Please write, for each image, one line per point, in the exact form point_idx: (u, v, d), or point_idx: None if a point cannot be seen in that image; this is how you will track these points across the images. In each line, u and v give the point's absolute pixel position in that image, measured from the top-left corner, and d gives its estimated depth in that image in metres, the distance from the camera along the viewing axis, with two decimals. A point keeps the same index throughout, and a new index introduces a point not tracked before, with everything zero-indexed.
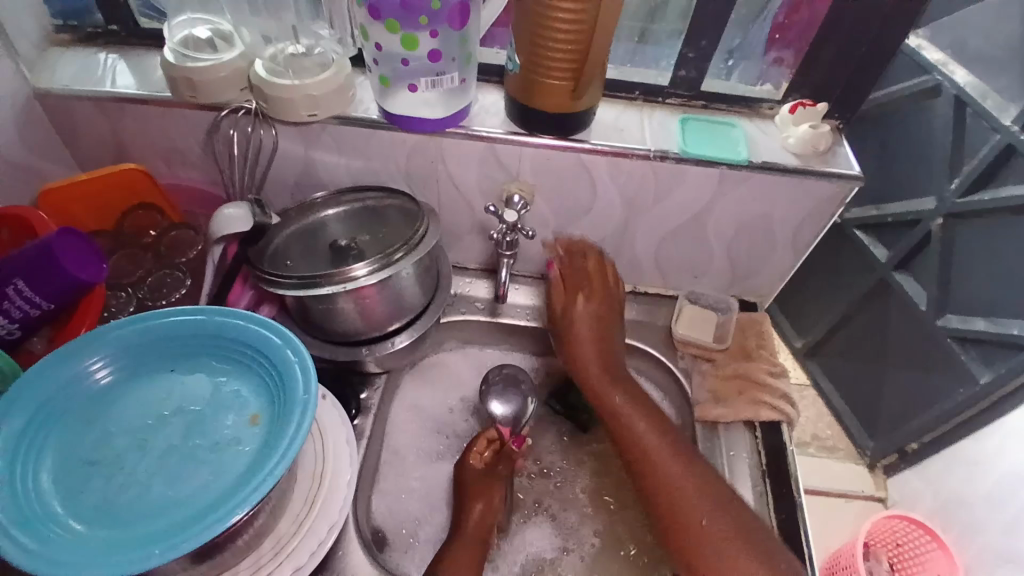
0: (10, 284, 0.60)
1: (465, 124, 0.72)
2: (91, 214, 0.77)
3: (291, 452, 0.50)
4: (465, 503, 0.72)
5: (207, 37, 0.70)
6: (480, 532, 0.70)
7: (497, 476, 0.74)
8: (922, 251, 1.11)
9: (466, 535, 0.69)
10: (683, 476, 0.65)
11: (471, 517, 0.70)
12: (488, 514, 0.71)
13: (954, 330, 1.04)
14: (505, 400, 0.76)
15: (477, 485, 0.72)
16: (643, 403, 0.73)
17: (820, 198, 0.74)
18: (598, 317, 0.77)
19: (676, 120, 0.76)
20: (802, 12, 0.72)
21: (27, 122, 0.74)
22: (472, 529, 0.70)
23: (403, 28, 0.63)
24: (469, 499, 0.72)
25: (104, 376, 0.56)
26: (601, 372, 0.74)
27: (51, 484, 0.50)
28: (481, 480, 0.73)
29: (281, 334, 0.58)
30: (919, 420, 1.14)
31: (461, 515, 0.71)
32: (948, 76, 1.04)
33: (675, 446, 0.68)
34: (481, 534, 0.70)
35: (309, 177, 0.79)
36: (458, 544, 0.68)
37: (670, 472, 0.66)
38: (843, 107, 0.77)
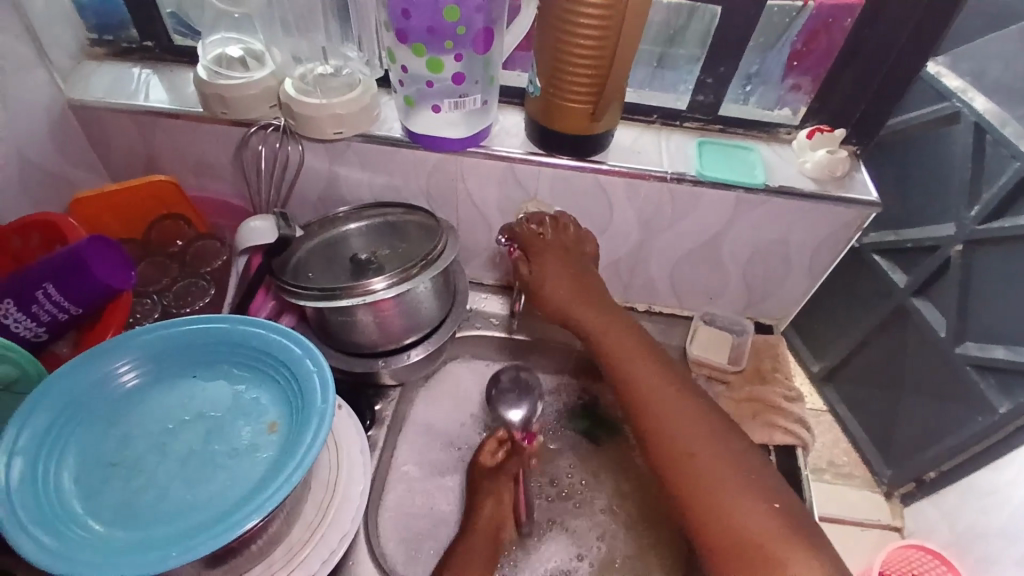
0: (40, 288, 0.61)
1: (485, 144, 0.74)
2: (120, 223, 0.80)
3: (307, 461, 0.51)
4: (477, 502, 0.72)
5: (239, 56, 0.73)
6: (488, 533, 0.70)
7: (504, 478, 0.73)
8: (941, 277, 1.08)
9: (475, 535, 0.69)
10: (684, 417, 0.63)
11: (480, 517, 0.70)
12: (497, 515, 0.72)
13: (973, 359, 1.02)
14: (519, 404, 0.80)
15: (488, 486, 0.72)
16: (637, 342, 0.70)
17: (836, 223, 0.74)
18: (588, 294, 0.74)
19: (693, 143, 0.77)
20: (820, 41, 0.72)
21: (62, 132, 0.77)
22: (480, 533, 0.70)
23: (429, 51, 0.65)
24: (479, 501, 0.72)
25: (128, 380, 0.58)
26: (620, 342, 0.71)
27: (72, 484, 0.52)
28: (489, 479, 0.73)
29: (302, 345, 0.59)
30: (937, 450, 1.10)
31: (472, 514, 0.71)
32: (967, 103, 1.01)
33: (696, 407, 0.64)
34: (488, 539, 0.70)
35: (332, 192, 0.81)
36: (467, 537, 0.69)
37: (669, 411, 0.63)
38: (861, 132, 0.77)
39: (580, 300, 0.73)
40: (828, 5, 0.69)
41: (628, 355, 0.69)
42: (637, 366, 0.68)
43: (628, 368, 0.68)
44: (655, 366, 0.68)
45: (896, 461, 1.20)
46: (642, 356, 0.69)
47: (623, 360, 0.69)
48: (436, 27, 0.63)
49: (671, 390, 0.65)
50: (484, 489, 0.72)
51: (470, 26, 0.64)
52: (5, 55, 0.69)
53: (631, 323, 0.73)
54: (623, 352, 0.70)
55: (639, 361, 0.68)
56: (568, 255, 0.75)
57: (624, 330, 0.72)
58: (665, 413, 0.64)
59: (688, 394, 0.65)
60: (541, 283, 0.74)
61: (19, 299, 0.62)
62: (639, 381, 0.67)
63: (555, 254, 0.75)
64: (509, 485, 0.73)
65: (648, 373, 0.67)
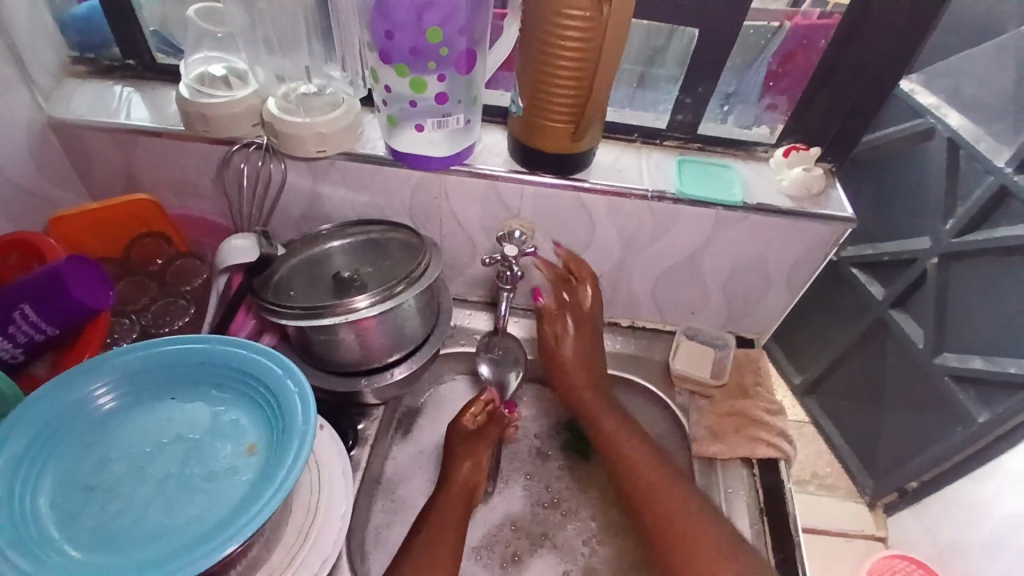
0: (16, 309, 0.60)
1: (469, 162, 0.74)
2: (100, 241, 0.79)
3: (289, 483, 0.50)
4: (454, 460, 0.74)
5: (222, 74, 0.73)
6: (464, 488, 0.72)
7: (485, 439, 0.76)
8: (918, 290, 1.10)
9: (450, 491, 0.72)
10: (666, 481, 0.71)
11: (458, 474, 0.73)
12: (476, 472, 0.74)
13: (953, 370, 1.04)
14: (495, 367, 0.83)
15: (470, 443, 0.75)
16: (619, 415, 0.78)
17: (814, 239, 0.76)
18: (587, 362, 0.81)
19: (673, 161, 0.79)
20: (798, 60, 0.74)
21: (41, 150, 0.76)
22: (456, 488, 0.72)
23: (412, 72, 0.66)
24: (459, 459, 0.74)
25: (106, 402, 0.57)
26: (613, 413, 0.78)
27: (48, 507, 0.51)
28: (470, 440, 0.75)
29: (283, 365, 0.59)
30: (919, 460, 1.11)
31: (450, 470, 0.73)
32: (941, 119, 1.04)
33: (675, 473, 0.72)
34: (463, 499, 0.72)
35: (315, 210, 0.81)
36: (446, 497, 0.71)
37: (653, 476, 0.71)
38: (836, 150, 0.80)
39: (578, 374, 0.80)
40: (804, 26, 0.71)
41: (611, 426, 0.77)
42: (616, 434, 0.76)
43: (612, 436, 0.76)
44: (632, 434, 0.76)
45: (879, 472, 1.21)
46: (625, 427, 0.76)
47: (605, 429, 0.77)
48: (419, 47, 0.64)
49: (648, 455, 0.73)
50: (464, 452, 0.74)
51: (452, 47, 0.65)
52: None
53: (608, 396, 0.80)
54: (606, 423, 0.77)
55: (622, 430, 0.76)
56: (579, 328, 0.82)
57: (604, 402, 0.79)
58: (643, 477, 0.71)
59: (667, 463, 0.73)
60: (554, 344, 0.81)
61: None
62: (620, 449, 0.74)
63: (569, 331, 0.82)
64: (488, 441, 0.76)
65: (631, 443, 0.75)
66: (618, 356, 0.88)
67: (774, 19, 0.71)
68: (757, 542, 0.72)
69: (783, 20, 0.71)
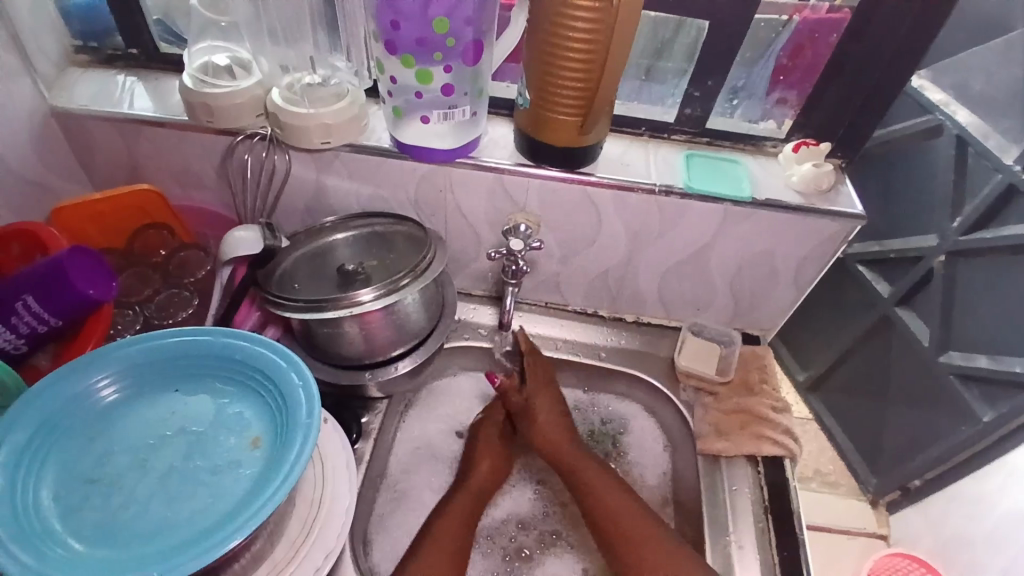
0: (20, 299, 0.60)
1: (475, 155, 0.73)
2: (103, 232, 0.79)
3: (291, 479, 0.50)
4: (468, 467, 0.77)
5: (225, 64, 0.72)
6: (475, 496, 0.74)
7: (491, 453, 0.78)
8: (924, 288, 1.09)
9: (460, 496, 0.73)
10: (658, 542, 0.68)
11: (474, 478, 0.75)
12: (490, 479, 0.76)
13: (958, 368, 1.03)
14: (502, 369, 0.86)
15: (482, 451, 0.78)
16: (599, 467, 0.75)
17: (822, 236, 0.75)
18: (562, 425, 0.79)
19: (681, 156, 0.78)
20: (806, 54, 0.73)
21: (44, 140, 0.76)
22: (468, 497, 0.74)
23: (418, 62, 0.65)
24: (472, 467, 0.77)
25: (109, 394, 0.56)
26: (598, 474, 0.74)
27: (51, 501, 0.50)
28: (490, 447, 0.79)
29: (287, 358, 0.58)
30: (922, 458, 1.11)
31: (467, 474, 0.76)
32: (950, 116, 1.02)
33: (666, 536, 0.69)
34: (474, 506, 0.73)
35: (320, 202, 0.81)
36: (458, 496, 0.73)
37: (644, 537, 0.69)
38: (846, 146, 0.79)
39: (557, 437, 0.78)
40: (812, 19, 0.70)
41: (594, 478, 0.74)
42: (600, 486, 0.73)
43: (595, 490, 0.73)
44: (613, 487, 0.73)
45: (882, 470, 1.21)
46: (607, 479, 0.74)
47: (588, 485, 0.74)
48: (425, 38, 0.63)
49: (633, 507, 0.71)
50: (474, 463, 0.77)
51: (459, 38, 0.64)
52: None
53: (585, 450, 0.77)
54: (590, 478, 0.74)
55: (604, 483, 0.73)
56: (549, 388, 0.81)
57: (582, 457, 0.76)
58: (631, 532, 0.69)
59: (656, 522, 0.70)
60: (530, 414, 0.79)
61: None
62: (603, 502, 0.72)
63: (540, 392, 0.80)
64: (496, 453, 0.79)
65: (616, 496, 0.72)
66: (623, 352, 0.88)
67: (783, 12, 0.70)
68: (760, 540, 0.71)
69: (791, 13, 0.70)
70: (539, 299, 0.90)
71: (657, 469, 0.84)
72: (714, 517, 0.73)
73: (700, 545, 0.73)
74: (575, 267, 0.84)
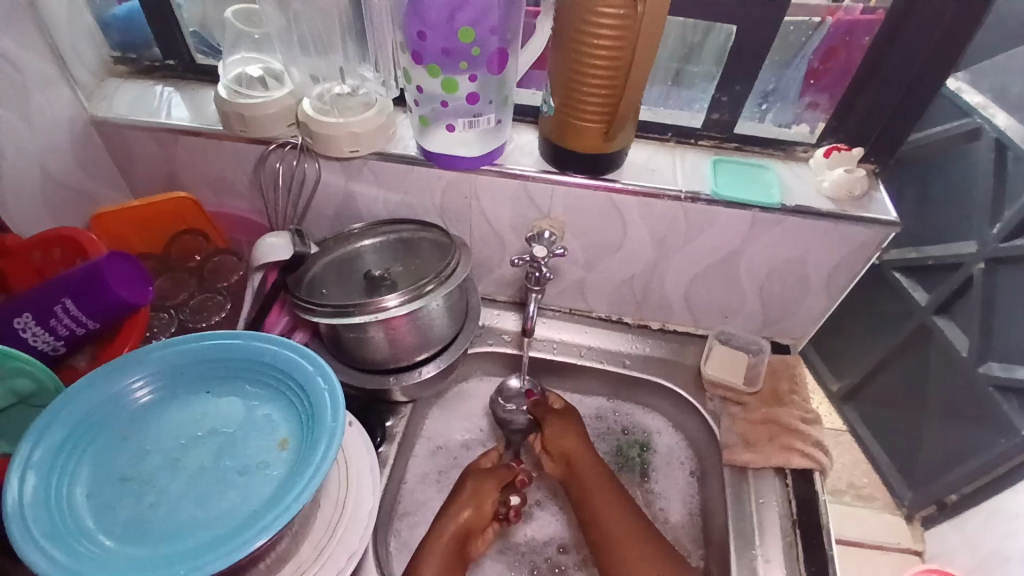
0: (58, 303, 0.62)
1: (499, 162, 0.74)
2: (141, 238, 0.82)
3: (315, 482, 0.51)
4: (473, 478, 0.74)
5: (259, 75, 0.74)
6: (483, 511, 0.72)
7: (496, 476, 0.74)
8: (964, 295, 1.04)
9: (472, 506, 0.71)
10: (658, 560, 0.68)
11: (483, 503, 0.72)
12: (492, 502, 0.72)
13: (998, 380, 0.99)
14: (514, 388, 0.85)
15: (489, 475, 0.74)
16: (607, 477, 0.75)
17: (856, 243, 0.73)
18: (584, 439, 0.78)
19: (708, 161, 0.77)
20: (839, 57, 0.72)
21: (84, 147, 0.79)
22: (484, 505, 0.72)
23: (444, 72, 0.66)
24: (474, 486, 0.73)
25: (142, 395, 0.58)
26: (609, 487, 0.74)
27: (84, 499, 0.52)
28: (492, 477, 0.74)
29: (315, 362, 0.59)
30: (958, 473, 1.07)
31: (468, 494, 0.72)
32: (988, 119, 0.98)
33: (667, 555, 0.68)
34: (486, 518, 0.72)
35: (348, 209, 0.82)
36: (471, 519, 0.71)
37: (643, 552, 0.68)
38: (880, 152, 0.77)
39: (578, 448, 0.76)
40: (846, 21, 0.69)
41: (594, 491, 0.73)
42: (598, 499, 0.73)
43: (598, 501, 0.72)
44: (615, 501, 0.72)
45: (918, 484, 1.16)
46: (611, 492, 0.73)
47: (589, 496, 0.73)
48: (451, 48, 0.64)
49: (629, 524, 0.70)
50: (480, 483, 0.73)
51: (484, 48, 0.65)
52: (31, 73, 0.71)
53: (602, 464, 0.76)
54: (591, 489, 0.73)
55: (607, 494, 0.73)
56: (560, 418, 0.79)
57: (595, 473, 0.75)
58: (630, 549, 0.68)
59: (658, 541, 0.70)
60: (553, 429, 0.78)
61: (37, 314, 0.62)
62: (610, 514, 0.71)
63: (552, 419, 0.79)
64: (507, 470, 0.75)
65: (612, 510, 0.71)
66: (649, 359, 0.87)
67: (815, 14, 0.69)
68: (788, 555, 0.70)
69: (825, 15, 0.69)
70: (563, 306, 0.90)
71: (684, 478, 0.83)
72: (741, 530, 0.72)
73: (724, 558, 0.72)
74: (600, 274, 0.84)
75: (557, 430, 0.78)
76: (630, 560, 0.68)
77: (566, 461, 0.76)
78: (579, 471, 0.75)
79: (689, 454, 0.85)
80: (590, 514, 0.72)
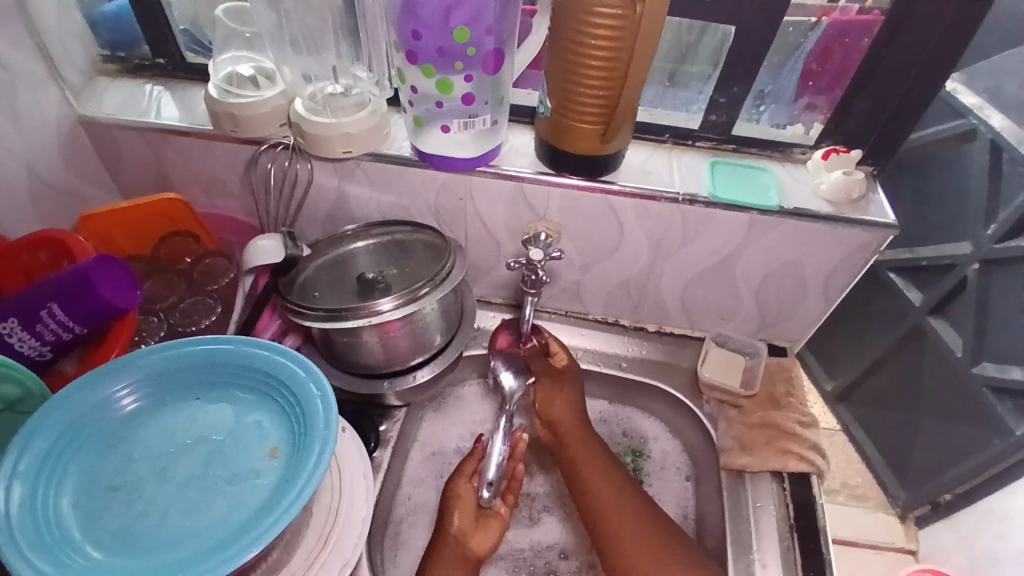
0: (44, 307, 0.61)
1: (495, 163, 0.73)
2: (130, 239, 0.80)
3: (308, 490, 0.50)
4: (454, 480, 0.72)
5: (250, 74, 0.73)
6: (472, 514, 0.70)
7: (466, 469, 0.73)
8: (958, 296, 1.04)
9: (459, 506, 0.69)
10: (636, 514, 0.68)
11: (463, 494, 0.71)
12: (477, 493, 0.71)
13: (991, 380, 0.98)
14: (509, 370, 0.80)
15: (464, 469, 0.73)
16: (592, 441, 0.75)
17: (852, 246, 0.73)
18: (571, 401, 0.78)
19: (705, 163, 0.76)
20: (835, 56, 0.71)
21: (72, 148, 0.78)
22: (465, 508, 0.70)
23: (439, 72, 0.65)
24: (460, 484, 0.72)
25: (129, 402, 0.57)
26: (593, 449, 0.74)
27: (71, 508, 0.51)
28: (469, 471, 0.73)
29: (306, 366, 0.58)
30: (951, 474, 1.07)
31: (453, 492, 0.71)
32: (984, 120, 0.98)
33: (648, 512, 0.69)
34: (475, 515, 0.70)
35: (341, 210, 0.81)
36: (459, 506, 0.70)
37: (624, 511, 0.68)
38: (877, 153, 0.76)
39: (567, 415, 0.77)
40: (842, 21, 0.68)
41: (594, 481, 0.71)
42: (597, 487, 0.71)
43: (583, 466, 0.73)
44: (613, 483, 0.71)
45: (912, 483, 1.16)
46: (596, 455, 0.74)
47: (578, 461, 0.73)
48: (446, 47, 0.63)
49: (626, 504, 0.69)
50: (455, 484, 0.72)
51: (480, 48, 0.64)
52: (18, 74, 0.69)
53: (596, 438, 0.76)
54: (580, 457, 0.73)
55: (592, 459, 0.73)
56: (555, 378, 0.79)
57: (595, 458, 0.73)
58: (612, 515, 0.68)
59: (640, 500, 0.70)
60: (542, 396, 0.79)
61: (24, 319, 0.61)
62: (592, 473, 0.72)
63: (546, 380, 0.79)
64: (475, 458, 0.74)
65: (594, 471, 0.72)
66: (644, 362, 0.87)
67: (812, 14, 0.69)
68: (785, 560, 0.69)
69: (820, 16, 0.69)
70: (559, 307, 0.90)
71: (682, 481, 0.82)
72: (737, 534, 0.71)
73: (721, 562, 0.71)
74: (596, 276, 0.83)
75: (544, 398, 0.78)
76: (611, 519, 0.68)
77: (554, 428, 0.77)
78: (568, 438, 0.76)
79: (687, 458, 0.84)
80: (573, 476, 0.73)
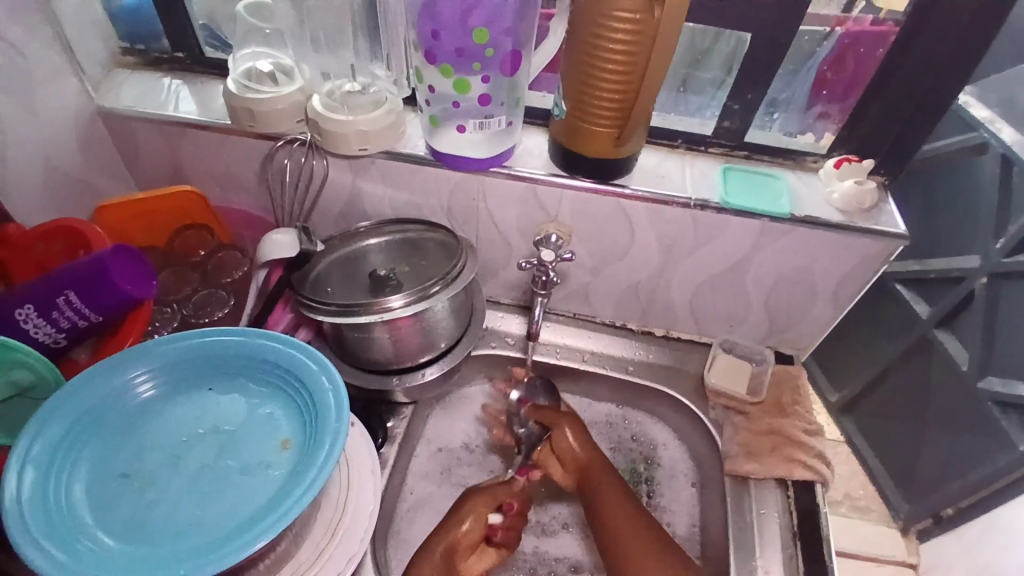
0: (61, 295, 0.62)
1: (508, 165, 0.74)
2: (145, 231, 0.81)
3: (318, 483, 0.50)
4: (466, 495, 0.72)
5: (269, 70, 0.73)
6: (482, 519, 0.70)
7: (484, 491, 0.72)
8: (967, 309, 1.03)
9: (467, 521, 0.69)
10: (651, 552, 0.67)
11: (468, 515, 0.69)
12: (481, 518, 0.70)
13: (998, 395, 0.98)
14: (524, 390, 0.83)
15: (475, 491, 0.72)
16: (610, 477, 0.73)
17: (863, 255, 0.73)
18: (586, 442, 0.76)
19: (718, 169, 0.77)
20: (848, 65, 0.72)
21: (89, 139, 0.78)
22: (481, 522, 0.70)
23: (457, 72, 0.65)
24: (469, 500, 0.71)
25: (143, 392, 0.58)
26: (607, 487, 0.72)
27: (84, 495, 0.51)
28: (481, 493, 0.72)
29: (318, 361, 0.59)
30: (956, 487, 1.06)
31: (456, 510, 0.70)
32: (994, 134, 0.98)
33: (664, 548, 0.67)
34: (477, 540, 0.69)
35: (354, 207, 0.82)
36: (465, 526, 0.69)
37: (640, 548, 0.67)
38: (890, 164, 0.76)
39: (583, 455, 0.75)
40: (855, 31, 0.69)
41: (606, 494, 0.72)
42: (609, 499, 0.71)
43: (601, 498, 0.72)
44: (629, 515, 0.70)
45: (915, 496, 1.15)
46: (612, 489, 0.72)
47: (595, 496, 0.72)
48: (464, 48, 0.64)
49: (641, 537, 0.68)
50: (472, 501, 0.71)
51: (497, 49, 0.64)
52: (37, 64, 0.70)
53: (613, 472, 0.74)
54: (600, 494, 0.72)
55: (608, 494, 0.72)
56: (568, 418, 0.77)
57: (604, 480, 0.73)
58: (627, 551, 0.67)
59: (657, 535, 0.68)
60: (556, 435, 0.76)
61: (40, 305, 0.62)
62: (608, 507, 0.71)
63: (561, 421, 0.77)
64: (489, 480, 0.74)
65: (612, 505, 0.71)
66: (651, 366, 0.87)
67: (826, 24, 0.69)
68: (788, 568, 0.69)
69: (834, 25, 0.69)
70: (567, 309, 0.90)
71: (687, 485, 0.82)
72: (741, 541, 0.71)
73: (723, 568, 0.72)
74: (606, 279, 0.83)
75: (558, 440, 0.76)
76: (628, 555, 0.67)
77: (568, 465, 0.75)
78: (585, 475, 0.74)
79: (691, 463, 0.84)
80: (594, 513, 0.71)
